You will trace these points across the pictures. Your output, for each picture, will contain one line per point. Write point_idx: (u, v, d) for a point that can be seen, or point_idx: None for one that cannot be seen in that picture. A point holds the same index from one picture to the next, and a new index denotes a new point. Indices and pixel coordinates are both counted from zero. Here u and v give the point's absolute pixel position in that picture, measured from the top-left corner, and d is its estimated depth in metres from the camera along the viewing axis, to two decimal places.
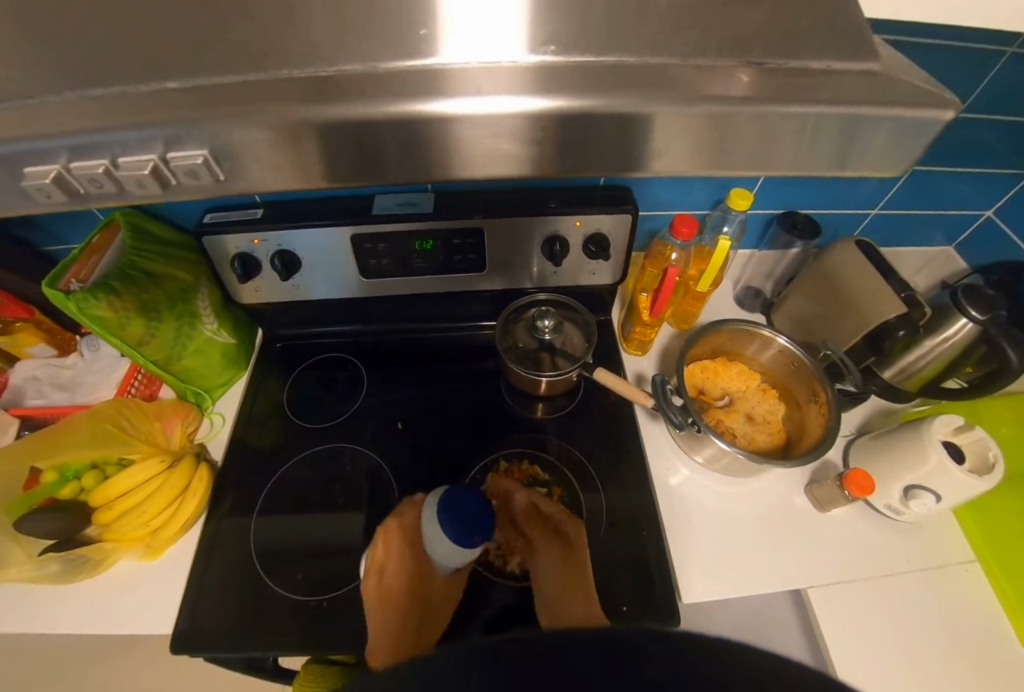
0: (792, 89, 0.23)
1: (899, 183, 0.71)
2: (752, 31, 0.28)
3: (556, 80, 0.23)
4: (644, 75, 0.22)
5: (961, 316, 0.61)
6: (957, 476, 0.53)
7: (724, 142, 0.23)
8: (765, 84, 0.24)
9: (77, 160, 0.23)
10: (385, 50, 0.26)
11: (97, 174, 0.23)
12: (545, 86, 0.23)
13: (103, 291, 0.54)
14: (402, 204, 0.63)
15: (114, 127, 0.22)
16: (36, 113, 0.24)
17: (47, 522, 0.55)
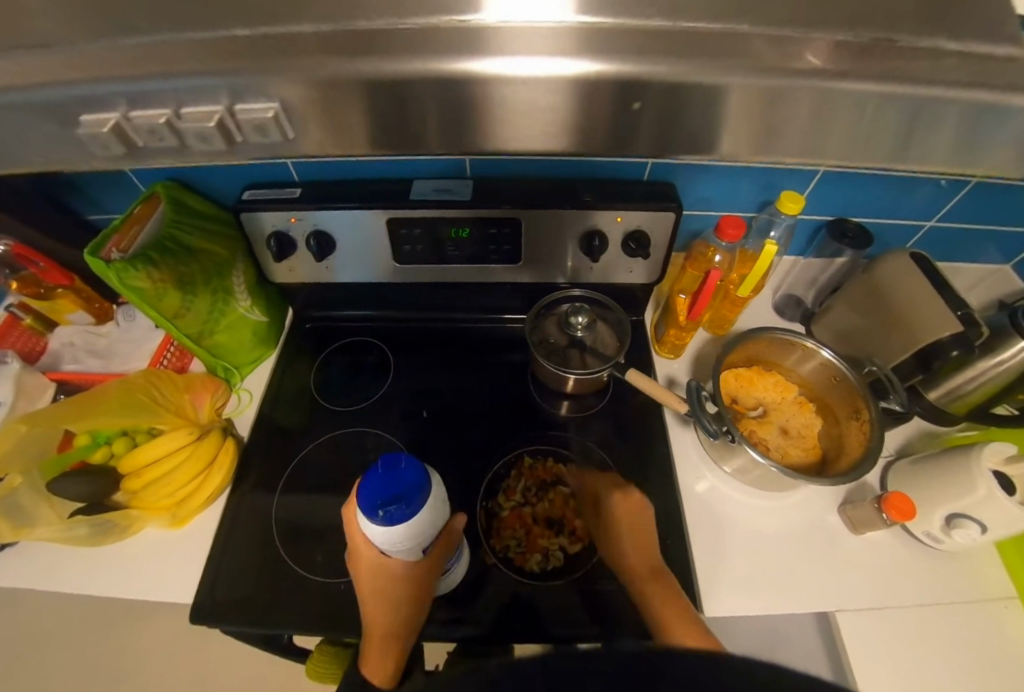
0: (868, 66, 0.26)
1: (959, 194, 0.67)
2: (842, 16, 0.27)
3: (658, 63, 0.26)
4: (675, 46, 0.27)
5: (1021, 338, 0.57)
6: (1006, 507, 0.50)
7: (785, 115, 0.28)
8: (841, 60, 0.26)
9: (193, 109, 0.29)
10: (446, 23, 0.27)
11: (208, 124, 0.30)
12: (630, 60, 0.26)
13: (141, 262, 0.54)
14: (439, 190, 0.62)
15: (236, 78, 0.27)
16: (137, 54, 0.29)
17: (83, 483, 0.57)
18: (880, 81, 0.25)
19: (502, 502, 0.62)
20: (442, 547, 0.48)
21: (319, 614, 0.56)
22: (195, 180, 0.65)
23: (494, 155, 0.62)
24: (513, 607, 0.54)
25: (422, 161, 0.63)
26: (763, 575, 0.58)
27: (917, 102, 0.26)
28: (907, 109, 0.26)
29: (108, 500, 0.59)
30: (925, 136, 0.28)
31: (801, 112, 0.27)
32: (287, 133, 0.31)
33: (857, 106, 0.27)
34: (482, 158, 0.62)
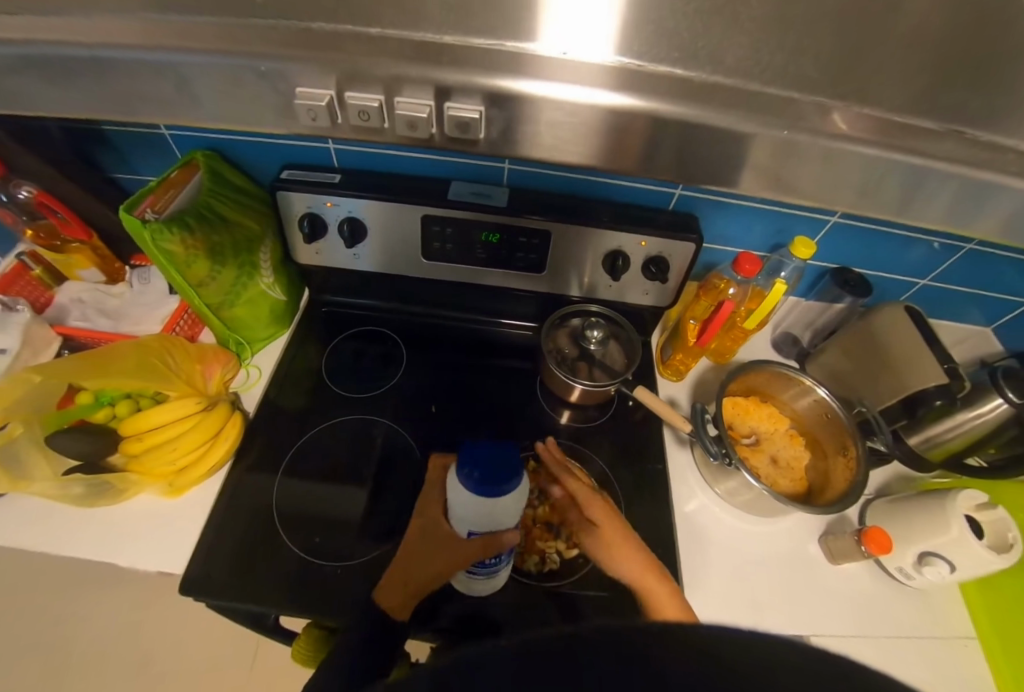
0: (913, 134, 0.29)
1: (953, 258, 0.73)
2: (896, 78, 0.30)
3: (728, 98, 0.27)
4: (754, 106, 0.27)
5: (997, 395, 0.62)
6: (975, 550, 0.54)
7: None
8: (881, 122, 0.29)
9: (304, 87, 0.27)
10: (525, 40, 0.28)
11: (317, 104, 0.28)
12: (714, 97, 0.27)
13: (177, 226, 0.54)
14: (476, 194, 0.64)
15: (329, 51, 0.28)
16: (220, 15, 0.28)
17: (82, 442, 0.57)
18: (891, 145, 0.26)
19: None
20: (472, 552, 0.49)
21: (312, 596, 0.55)
22: (235, 153, 0.65)
23: (532, 168, 0.65)
24: (507, 607, 0.55)
25: (461, 164, 0.65)
26: (746, 596, 0.61)
27: (909, 171, 0.27)
28: (917, 175, 0.27)
29: (103, 460, 0.58)
30: (934, 203, 0.28)
31: (806, 167, 0.28)
32: (336, 118, 0.29)
33: (859, 166, 0.27)
34: (520, 168, 0.65)
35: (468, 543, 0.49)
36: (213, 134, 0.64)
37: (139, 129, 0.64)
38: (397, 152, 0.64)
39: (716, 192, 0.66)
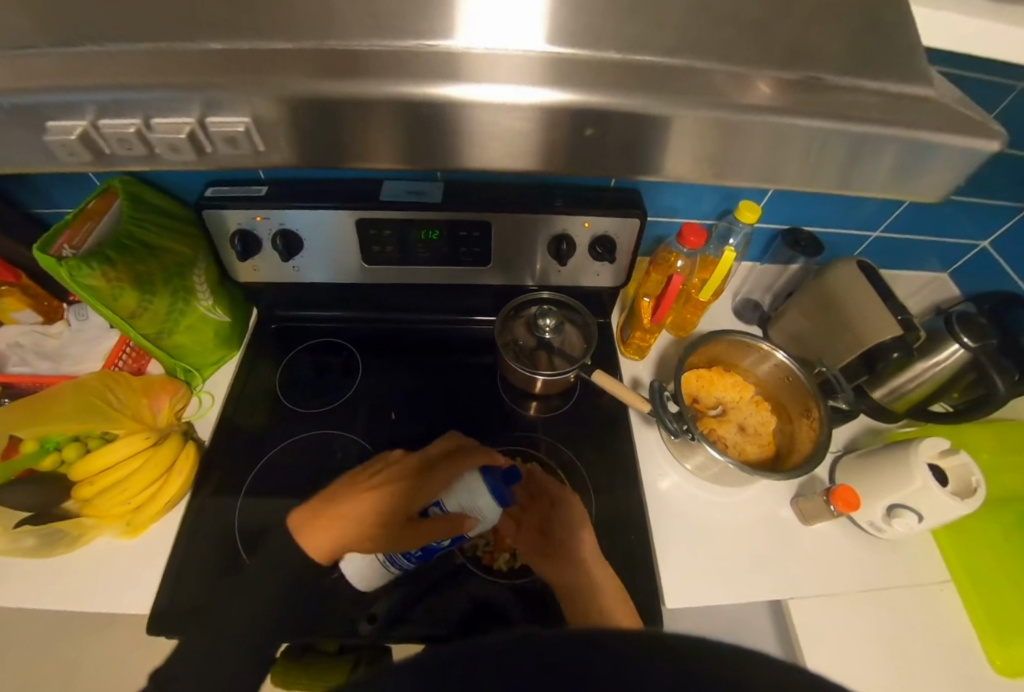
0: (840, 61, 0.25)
1: (901, 208, 0.73)
2: (795, 22, 0.28)
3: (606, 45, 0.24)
4: (660, 78, 0.22)
5: (953, 342, 0.62)
6: (939, 497, 0.55)
7: None
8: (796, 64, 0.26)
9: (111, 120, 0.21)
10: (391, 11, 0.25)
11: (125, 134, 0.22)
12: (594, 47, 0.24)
13: (97, 259, 0.52)
14: (410, 192, 0.62)
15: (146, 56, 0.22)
16: (30, 21, 0.25)
17: (30, 494, 0.56)
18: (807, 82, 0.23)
19: None
20: (432, 533, 0.51)
21: None
22: (155, 175, 0.63)
23: None
24: (481, 607, 0.55)
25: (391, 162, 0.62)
26: (721, 567, 0.61)
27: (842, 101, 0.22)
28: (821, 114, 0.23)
29: (57, 509, 0.56)
30: None
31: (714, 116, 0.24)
32: (105, 154, 0.22)
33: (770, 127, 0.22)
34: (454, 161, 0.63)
35: (438, 518, 0.52)
36: None
37: None
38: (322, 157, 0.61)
39: None
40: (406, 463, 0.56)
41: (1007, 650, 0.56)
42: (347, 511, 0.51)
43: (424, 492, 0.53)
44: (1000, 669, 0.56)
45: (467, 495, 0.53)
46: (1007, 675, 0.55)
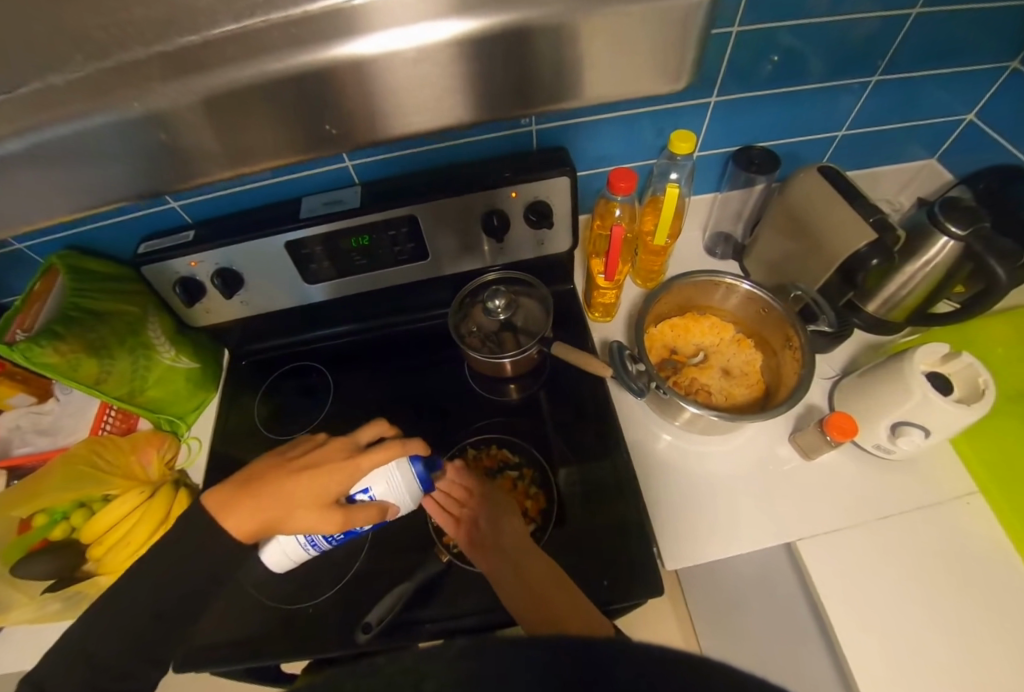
0: None
1: (863, 98, 0.65)
2: None
3: None
4: None
5: (940, 234, 0.56)
6: (942, 407, 0.50)
7: None
8: None
9: None
10: None
11: None
12: None
13: (46, 337, 0.54)
14: (329, 203, 0.61)
15: None
16: None
17: (41, 563, 0.57)
18: None
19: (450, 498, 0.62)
20: (359, 516, 0.48)
21: (294, 637, 0.55)
22: (90, 242, 0.64)
23: (378, 156, 0.61)
24: (477, 599, 0.55)
25: (307, 177, 0.61)
26: (723, 519, 0.59)
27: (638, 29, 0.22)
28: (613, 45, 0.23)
29: (78, 572, 0.60)
30: None
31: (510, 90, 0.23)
32: None
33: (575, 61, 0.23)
34: (366, 161, 0.61)
35: (364, 504, 0.48)
36: (63, 232, 0.62)
37: None
38: (239, 188, 0.61)
39: (574, 115, 0.60)
40: (339, 443, 0.51)
41: None
42: (276, 493, 0.46)
43: (355, 475, 0.48)
44: None
45: (399, 487, 0.50)
46: None
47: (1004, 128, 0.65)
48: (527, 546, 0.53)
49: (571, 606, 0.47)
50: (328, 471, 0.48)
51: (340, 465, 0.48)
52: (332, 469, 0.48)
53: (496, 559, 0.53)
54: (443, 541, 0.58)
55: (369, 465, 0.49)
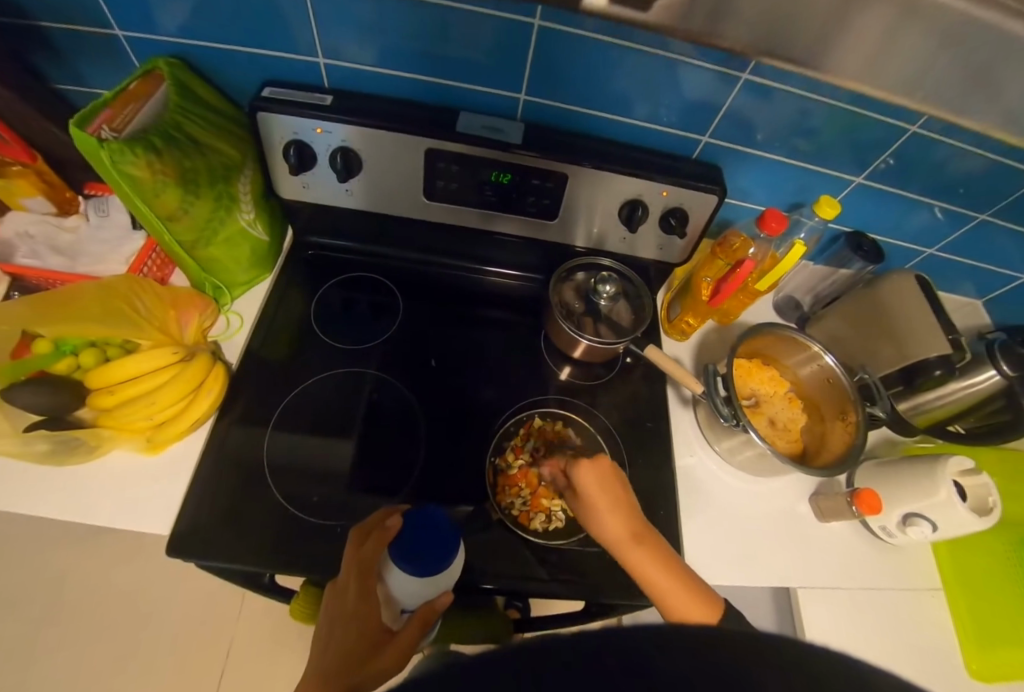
0: None
1: (962, 228, 0.73)
2: None
3: None
4: None
5: (991, 367, 0.64)
6: (959, 512, 0.57)
7: None
8: None
9: None
10: None
11: None
12: None
13: (140, 146, 0.46)
14: (487, 127, 0.57)
15: None
16: None
17: (39, 395, 0.49)
18: None
19: (510, 460, 0.61)
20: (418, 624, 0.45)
21: (315, 554, 0.53)
22: (202, 62, 0.55)
23: (552, 102, 0.58)
24: (507, 565, 0.54)
25: (473, 93, 0.57)
26: (740, 551, 0.63)
27: None
28: None
29: (71, 415, 0.52)
30: None
31: None
32: None
33: None
34: (538, 102, 0.58)
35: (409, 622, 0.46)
36: (179, 39, 0.53)
37: (85, 28, 0.53)
38: (399, 73, 0.56)
39: (743, 142, 0.62)
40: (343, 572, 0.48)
41: (983, 657, 0.61)
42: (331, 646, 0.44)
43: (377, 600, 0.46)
44: (975, 673, 0.60)
45: (420, 586, 0.47)
46: (982, 678, 0.60)
47: None
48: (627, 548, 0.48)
49: (683, 599, 0.44)
50: (352, 605, 0.45)
51: (359, 598, 0.46)
52: (354, 601, 0.46)
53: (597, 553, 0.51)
54: (496, 501, 0.58)
55: (381, 566, 0.47)
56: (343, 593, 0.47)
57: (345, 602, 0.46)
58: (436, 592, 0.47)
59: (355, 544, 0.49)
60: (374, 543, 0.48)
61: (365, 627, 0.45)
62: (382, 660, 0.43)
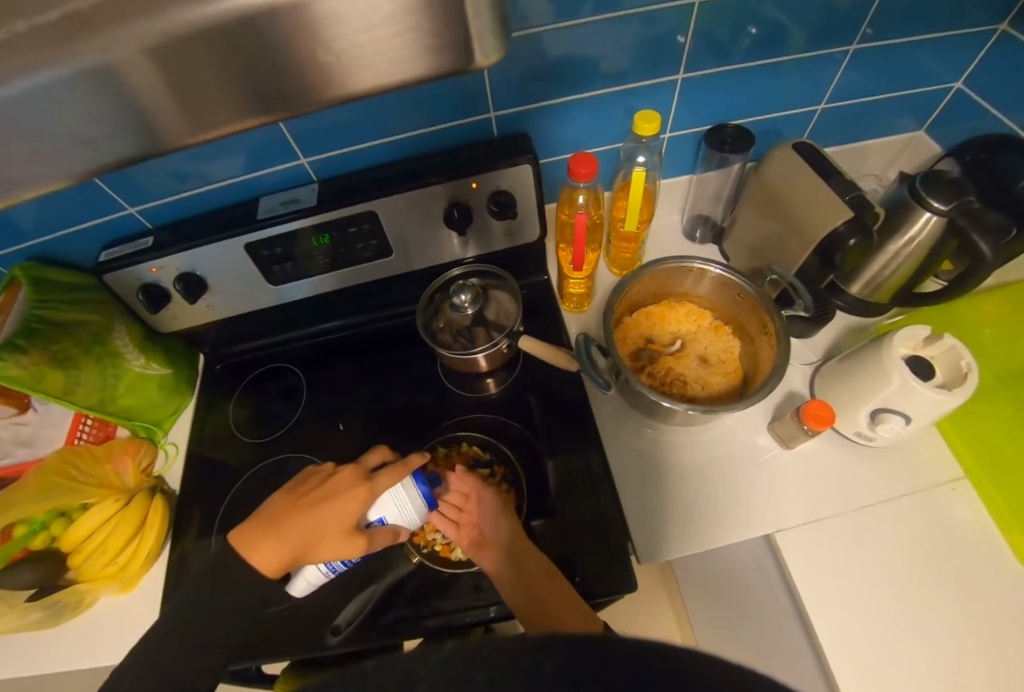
0: None
1: (841, 68, 0.62)
2: None
3: None
4: None
5: (923, 210, 0.53)
6: (922, 393, 0.47)
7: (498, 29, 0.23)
8: None
9: None
10: None
11: None
12: None
13: (7, 351, 0.54)
14: (287, 202, 0.60)
15: None
16: None
17: (25, 574, 0.58)
18: None
19: None
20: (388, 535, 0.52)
21: None
22: (50, 253, 0.63)
23: (334, 152, 0.59)
24: (441, 599, 0.54)
25: (263, 177, 0.60)
26: (698, 511, 0.57)
27: None
28: None
29: (61, 578, 0.60)
30: None
31: None
32: None
33: None
34: (323, 157, 0.59)
35: (380, 529, 0.51)
36: (24, 244, 0.61)
37: None
38: (195, 191, 0.59)
39: (537, 101, 0.58)
40: (360, 467, 0.53)
41: None
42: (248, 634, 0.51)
43: (369, 501, 0.50)
44: None
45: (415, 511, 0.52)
46: None
47: (994, 96, 0.62)
48: (529, 548, 0.53)
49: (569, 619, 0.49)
50: (352, 500, 0.50)
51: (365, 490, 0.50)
52: (357, 497, 0.50)
53: (500, 560, 0.52)
54: (413, 542, 0.57)
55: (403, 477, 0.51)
56: (343, 485, 0.51)
57: (342, 497, 0.50)
58: (413, 518, 0.52)
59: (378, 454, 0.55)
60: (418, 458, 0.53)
61: (349, 516, 0.49)
62: (338, 542, 0.48)
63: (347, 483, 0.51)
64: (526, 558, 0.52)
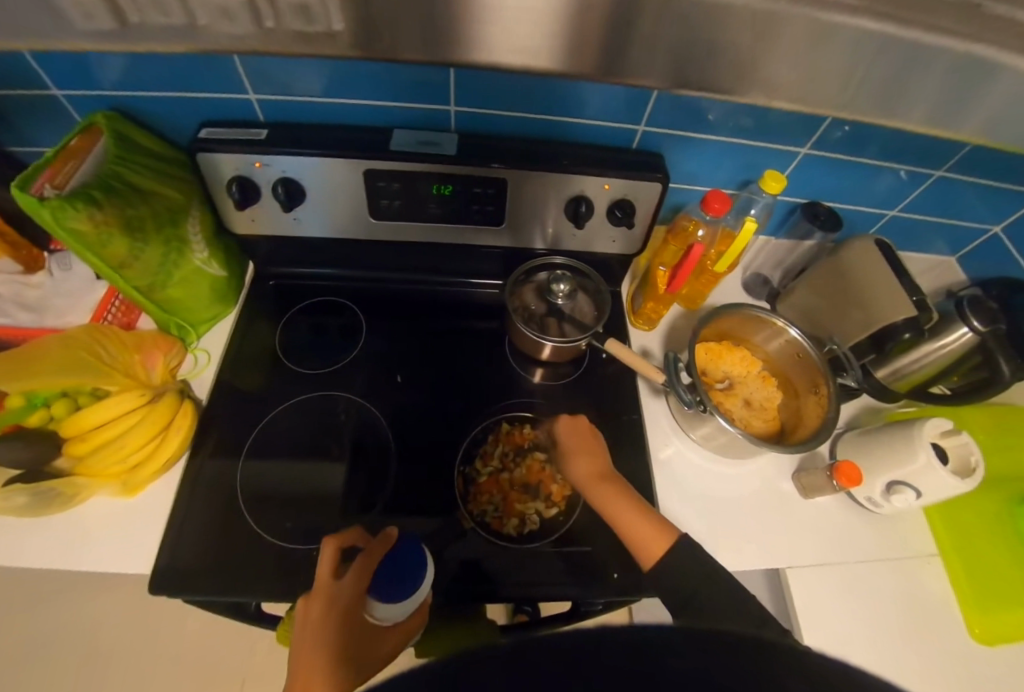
0: None
1: (921, 187, 0.71)
2: None
3: None
4: None
5: (961, 324, 0.62)
6: (942, 476, 0.56)
7: None
8: None
9: None
10: None
11: None
12: None
13: (81, 201, 0.48)
14: (422, 143, 0.58)
15: None
16: None
17: (13, 450, 0.52)
18: None
19: (480, 467, 0.62)
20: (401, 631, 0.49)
21: (295, 580, 0.54)
22: (139, 111, 0.57)
23: (483, 110, 0.59)
24: (481, 569, 0.54)
25: (403, 111, 0.58)
26: (724, 535, 0.62)
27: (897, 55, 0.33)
28: None
29: (49, 466, 0.54)
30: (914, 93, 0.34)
31: None
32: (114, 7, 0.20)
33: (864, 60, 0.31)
34: (471, 111, 0.59)
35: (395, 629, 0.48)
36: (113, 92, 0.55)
37: (22, 90, 0.54)
38: (330, 100, 0.57)
39: (681, 129, 0.62)
40: (321, 584, 0.48)
41: (986, 620, 0.59)
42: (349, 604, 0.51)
43: (355, 619, 0.46)
44: (978, 636, 0.59)
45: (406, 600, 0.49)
46: (986, 642, 0.59)
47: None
48: (598, 483, 0.55)
49: (650, 531, 0.49)
50: (335, 620, 0.45)
51: (344, 610, 0.46)
52: (337, 615, 0.46)
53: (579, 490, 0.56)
54: (467, 508, 0.58)
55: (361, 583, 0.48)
56: (315, 609, 0.47)
57: (327, 615, 0.46)
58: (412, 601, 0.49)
59: (327, 562, 0.49)
60: (368, 550, 0.50)
61: (352, 637, 0.45)
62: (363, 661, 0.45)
63: (319, 612, 0.46)
64: (597, 492, 0.54)
